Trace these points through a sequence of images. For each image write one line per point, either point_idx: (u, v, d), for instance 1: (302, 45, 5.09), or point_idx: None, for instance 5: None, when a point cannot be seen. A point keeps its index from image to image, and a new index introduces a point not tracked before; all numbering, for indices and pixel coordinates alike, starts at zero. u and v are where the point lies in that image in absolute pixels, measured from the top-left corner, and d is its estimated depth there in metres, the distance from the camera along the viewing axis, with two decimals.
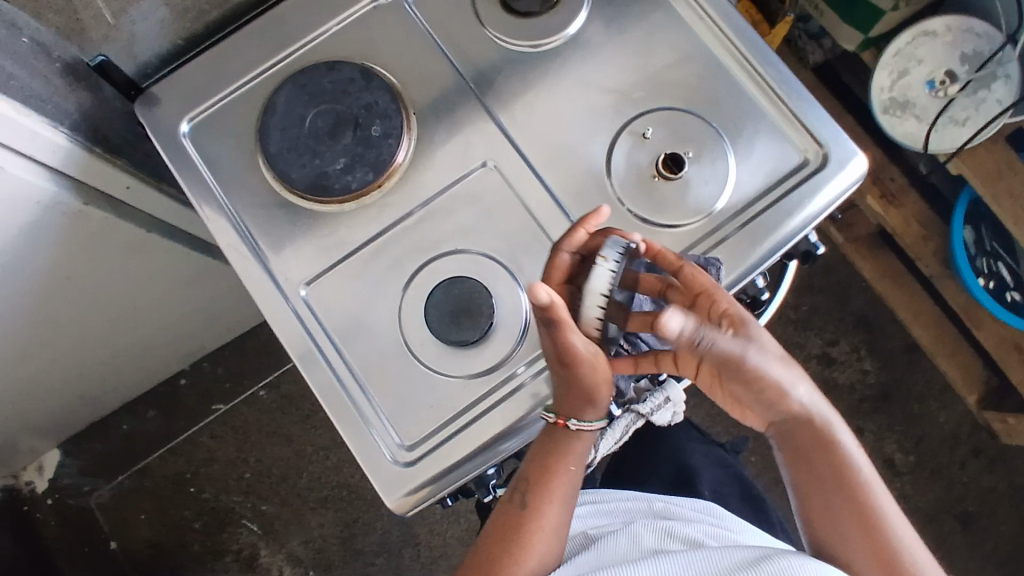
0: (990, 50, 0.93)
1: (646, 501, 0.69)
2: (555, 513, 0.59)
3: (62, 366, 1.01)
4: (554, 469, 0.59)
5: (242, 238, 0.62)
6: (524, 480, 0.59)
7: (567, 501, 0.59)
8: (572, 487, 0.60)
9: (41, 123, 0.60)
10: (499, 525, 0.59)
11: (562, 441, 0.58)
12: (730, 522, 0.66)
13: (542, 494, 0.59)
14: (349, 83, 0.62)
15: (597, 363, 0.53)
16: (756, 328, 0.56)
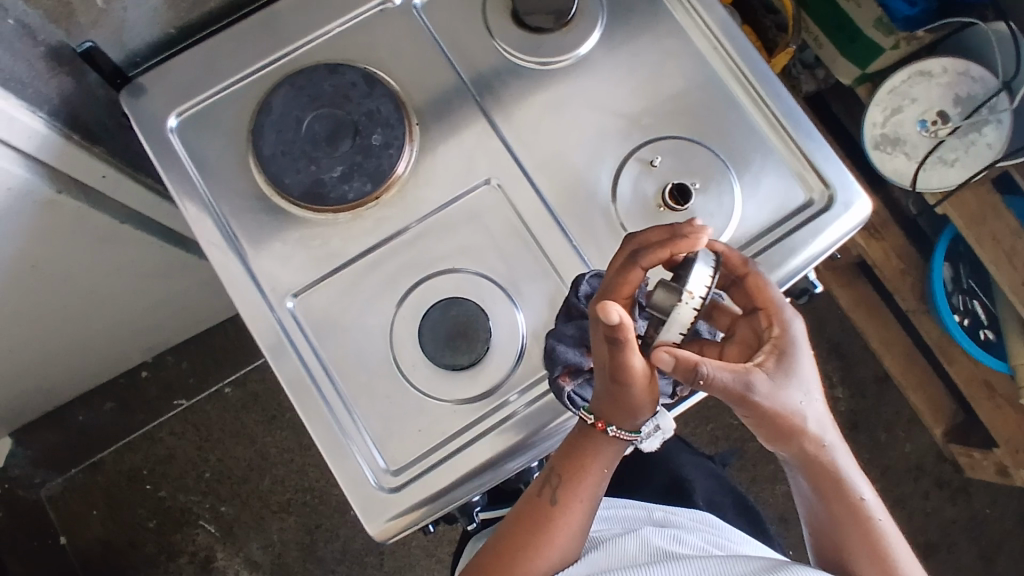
0: (984, 94, 0.94)
1: (646, 509, 0.67)
2: (583, 510, 0.57)
3: (18, 356, 0.96)
4: (588, 468, 0.56)
5: (229, 242, 0.59)
6: (555, 476, 0.57)
7: (593, 503, 0.57)
8: (600, 488, 0.57)
9: (18, 107, 0.57)
10: (522, 516, 0.57)
11: (596, 443, 0.56)
12: (728, 532, 0.66)
13: (571, 492, 0.56)
14: (351, 88, 0.59)
15: (648, 386, 0.51)
16: (803, 370, 0.52)
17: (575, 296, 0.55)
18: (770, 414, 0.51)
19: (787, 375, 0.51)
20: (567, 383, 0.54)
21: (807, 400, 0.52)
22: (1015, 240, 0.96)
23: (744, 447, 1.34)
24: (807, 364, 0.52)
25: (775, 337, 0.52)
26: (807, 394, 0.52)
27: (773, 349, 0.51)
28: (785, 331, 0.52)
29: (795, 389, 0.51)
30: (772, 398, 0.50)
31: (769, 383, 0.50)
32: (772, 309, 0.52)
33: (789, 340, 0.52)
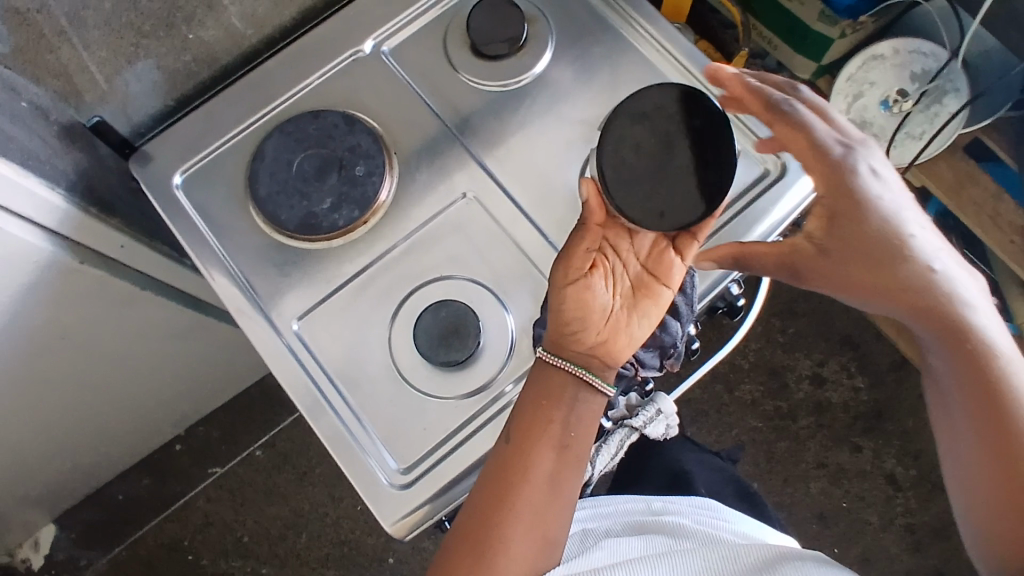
0: (937, 66, 1.01)
1: (644, 501, 0.70)
2: (545, 461, 0.56)
3: (58, 434, 1.02)
4: (542, 409, 0.57)
5: (234, 278, 0.64)
6: (510, 427, 0.57)
7: (556, 446, 0.57)
8: (561, 430, 0.57)
9: (38, 182, 0.64)
10: (489, 477, 0.56)
11: (554, 384, 0.57)
12: (724, 512, 0.69)
13: (526, 437, 0.57)
14: (333, 128, 0.66)
15: (576, 296, 0.57)
16: (844, 213, 0.59)
17: None
18: (837, 267, 0.59)
19: (840, 232, 0.59)
20: None
21: (880, 244, 0.58)
22: (997, 202, 1.00)
23: (770, 448, 1.33)
24: (874, 202, 0.59)
25: (841, 189, 0.59)
26: (879, 233, 0.58)
27: (833, 202, 0.59)
28: (830, 176, 0.60)
29: (860, 234, 0.58)
30: (823, 260, 0.59)
31: (832, 244, 0.59)
32: (814, 153, 0.60)
33: (852, 192, 0.59)
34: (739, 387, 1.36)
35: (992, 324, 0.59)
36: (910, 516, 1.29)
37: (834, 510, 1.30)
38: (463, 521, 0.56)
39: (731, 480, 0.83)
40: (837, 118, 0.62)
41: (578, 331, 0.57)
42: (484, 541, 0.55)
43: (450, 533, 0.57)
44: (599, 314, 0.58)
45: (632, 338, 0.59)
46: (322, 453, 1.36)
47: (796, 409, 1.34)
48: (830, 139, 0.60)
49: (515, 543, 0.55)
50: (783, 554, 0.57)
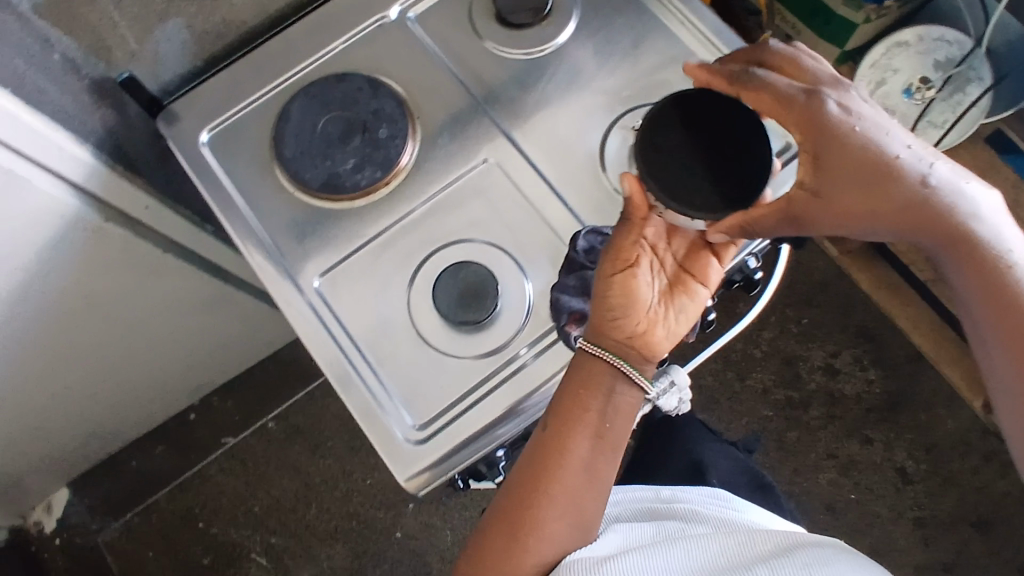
0: (962, 54, 1.01)
1: (654, 488, 0.71)
2: (581, 448, 0.59)
3: (77, 397, 1.03)
4: (581, 397, 0.59)
5: (257, 237, 0.66)
6: (550, 413, 0.60)
7: (593, 435, 0.59)
8: (599, 419, 0.59)
9: (68, 138, 0.65)
10: (527, 458, 0.60)
11: (594, 374, 0.59)
12: (735, 502, 0.69)
13: (564, 423, 0.59)
14: (358, 92, 0.66)
15: (620, 287, 0.58)
16: (835, 156, 0.55)
17: (574, 251, 0.61)
18: (838, 211, 0.56)
19: (831, 172, 0.56)
20: (574, 329, 0.61)
21: (875, 177, 0.55)
22: (1018, 193, 0.99)
23: (781, 438, 1.33)
24: (863, 135, 0.55)
25: (823, 128, 0.55)
26: (874, 166, 0.55)
27: (818, 144, 0.56)
28: (811, 125, 0.55)
29: (853, 173, 0.55)
30: (823, 205, 0.56)
31: (827, 187, 0.56)
32: (786, 105, 0.56)
33: (832, 129, 0.55)
34: (751, 376, 1.35)
35: (995, 223, 0.58)
36: (920, 509, 1.29)
37: (843, 502, 1.30)
38: (501, 499, 0.60)
39: (746, 471, 0.84)
40: (805, 63, 0.59)
41: (619, 320, 0.59)
42: (516, 519, 0.58)
43: (489, 509, 0.61)
44: (641, 308, 0.59)
45: (670, 332, 0.60)
46: (334, 427, 1.37)
47: (807, 400, 1.34)
48: (795, 87, 0.56)
49: (549, 523, 0.58)
50: (799, 541, 0.58)
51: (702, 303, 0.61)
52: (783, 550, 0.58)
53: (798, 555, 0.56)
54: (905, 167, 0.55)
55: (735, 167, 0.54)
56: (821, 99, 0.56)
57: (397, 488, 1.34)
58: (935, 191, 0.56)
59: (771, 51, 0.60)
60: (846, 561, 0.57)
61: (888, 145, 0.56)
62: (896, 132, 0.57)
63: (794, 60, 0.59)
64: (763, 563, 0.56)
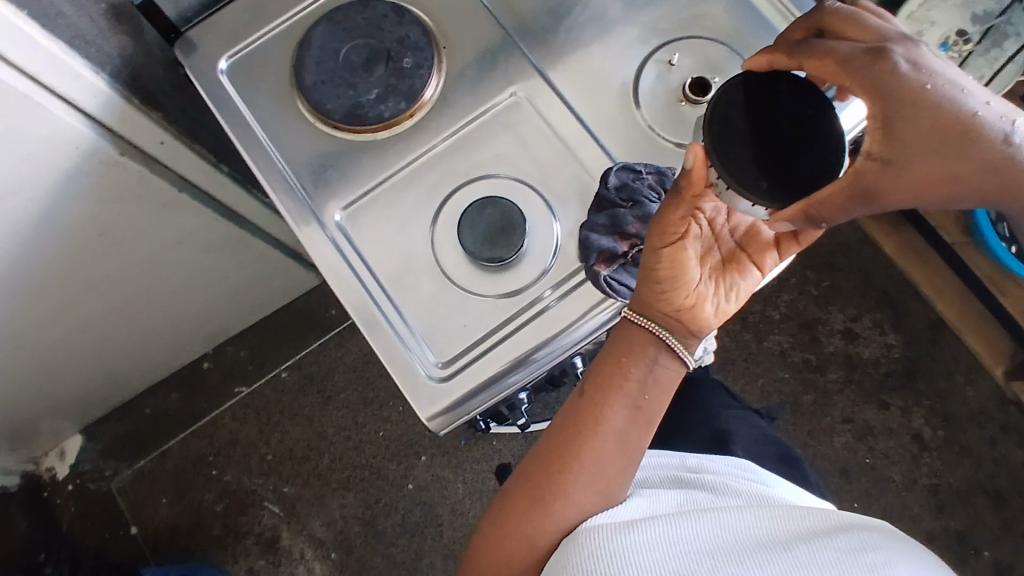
0: (999, 9, 0.97)
1: (678, 456, 0.68)
2: (616, 418, 0.60)
3: (92, 339, 1.03)
4: (619, 367, 0.61)
5: (278, 170, 0.64)
6: (588, 381, 0.62)
7: (629, 407, 0.60)
8: (637, 391, 0.61)
9: (83, 64, 0.63)
10: (562, 424, 0.61)
11: (633, 345, 0.60)
12: (764, 476, 0.67)
13: (601, 391, 0.61)
14: (382, 19, 0.64)
15: (671, 261, 0.56)
16: (906, 121, 0.47)
17: (604, 188, 0.58)
18: (914, 182, 0.48)
19: (902, 138, 0.48)
20: (603, 269, 0.58)
21: (953, 142, 0.47)
22: None
23: (797, 402, 1.32)
24: (936, 94, 0.47)
25: (888, 93, 0.47)
26: (950, 128, 0.47)
27: (885, 110, 0.48)
28: (875, 87, 0.48)
29: (926, 138, 0.47)
30: (895, 176, 0.48)
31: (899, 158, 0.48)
32: (849, 71, 0.48)
33: (899, 91, 0.47)
34: (769, 338, 1.34)
35: None
36: (935, 476, 1.28)
37: (857, 466, 1.29)
38: (531, 462, 0.62)
39: (772, 443, 0.81)
40: (866, 20, 0.51)
41: (667, 294, 0.58)
42: (546, 479, 0.60)
43: (518, 470, 0.62)
44: (690, 283, 0.57)
45: (719, 309, 0.59)
46: (348, 378, 1.37)
47: (825, 363, 1.33)
48: (857, 49, 0.49)
49: (576, 490, 0.59)
50: (844, 523, 0.55)
51: (754, 283, 0.60)
52: (825, 529, 0.55)
53: (841, 538, 0.53)
54: (989, 125, 0.47)
55: (796, 154, 0.50)
56: (886, 60, 0.48)
57: (409, 441, 1.35)
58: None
59: (825, 13, 0.52)
60: (892, 547, 0.53)
61: (966, 102, 0.48)
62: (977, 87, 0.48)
63: (854, 18, 0.51)
64: (801, 541, 0.54)
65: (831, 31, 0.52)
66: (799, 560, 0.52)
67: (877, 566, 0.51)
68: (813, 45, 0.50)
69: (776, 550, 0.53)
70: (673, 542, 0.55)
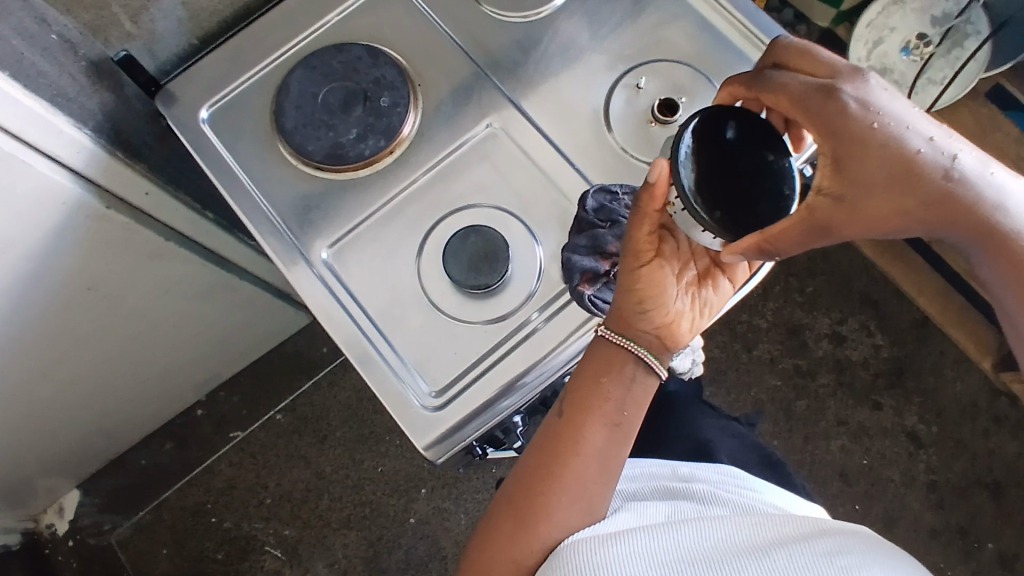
0: (958, 10, 1.00)
1: (670, 464, 0.70)
2: (596, 436, 0.59)
3: (85, 392, 1.02)
4: (597, 385, 0.59)
5: (263, 213, 0.65)
6: (564, 401, 0.60)
7: (609, 424, 0.59)
8: (616, 407, 0.60)
9: (67, 121, 0.64)
10: (540, 444, 0.60)
11: (610, 360, 0.59)
12: (753, 481, 0.68)
13: (578, 410, 0.59)
14: (357, 61, 0.66)
15: (646, 277, 0.57)
16: (852, 158, 0.51)
17: (583, 211, 0.60)
18: (863, 215, 0.52)
19: (850, 174, 0.52)
20: (587, 289, 0.59)
21: (895, 178, 0.51)
22: (1020, 147, 0.98)
23: (790, 408, 1.33)
24: (881, 132, 0.51)
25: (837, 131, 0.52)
26: (893, 164, 0.51)
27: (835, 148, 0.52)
28: (825, 124, 0.52)
29: (872, 174, 0.51)
30: (846, 209, 0.52)
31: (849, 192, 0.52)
32: (800, 107, 0.53)
33: (846, 129, 0.51)
34: (757, 346, 1.35)
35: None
36: (932, 473, 1.29)
37: (855, 469, 1.30)
38: (511, 484, 0.60)
39: (754, 449, 0.83)
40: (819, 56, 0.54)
41: (645, 310, 0.58)
42: (528, 500, 0.58)
43: (499, 494, 0.61)
44: (665, 299, 0.58)
45: (694, 323, 0.60)
46: (343, 416, 1.37)
47: (815, 368, 1.34)
48: (810, 84, 0.53)
49: (559, 510, 0.58)
50: (823, 527, 0.57)
51: (726, 295, 0.61)
52: (802, 533, 0.56)
53: (819, 542, 0.55)
54: (931, 162, 0.51)
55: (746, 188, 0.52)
56: (833, 98, 0.51)
57: (408, 475, 1.34)
58: (960, 186, 0.52)
59: (783, 47, 0.56)
60: (869, 547, 0.55)
61: (908, 139, 0.51)
62: (918, 123, 0.52)
63: (808, 51, 0.55)
64: (780, 546, 0.55)
65: (787, 65, 0.55)
66: (776, 566, 0.53)
67: (852, 567, 0.53)
68: (771, 77, 0.54)
69: (755, 556, 0.55)
70: (655, 552, 0.55)
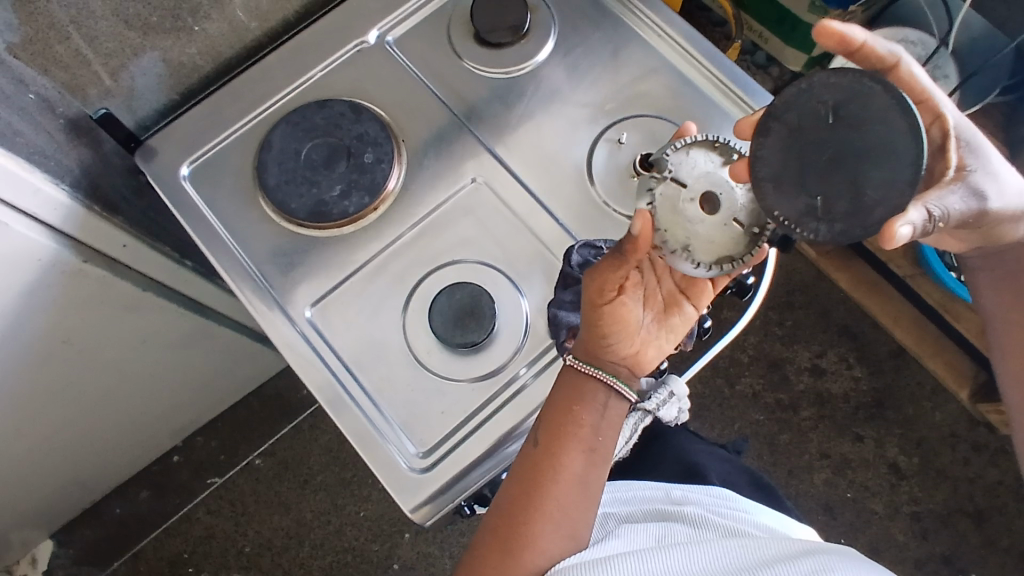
0: (926, 53, 1.05)
1: (663, 488, 0.69)
2: (573, 462, 0.57)
3: (58, 445, 0.99)
4: (572, 412, 0.58)
5: (245, 270, 0.65)
6: (538, 429, 0.58)
7: (586, 449, 0.58)
8: (590, 433, 0.58)
9: (43, 179, 0.63)
10: (517, 475, 0.58)
11: (580, 388, 0.58)
12: (743, 503, 0.67)
13: (554, 437, 0.58)
14: (340, 117, 0.66)
15: (612, 311, 0.56)
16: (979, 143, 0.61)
17: (569, 266, 0.61)
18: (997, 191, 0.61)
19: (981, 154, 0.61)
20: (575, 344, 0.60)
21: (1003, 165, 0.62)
22: None
23: (774, 441, 1.34)
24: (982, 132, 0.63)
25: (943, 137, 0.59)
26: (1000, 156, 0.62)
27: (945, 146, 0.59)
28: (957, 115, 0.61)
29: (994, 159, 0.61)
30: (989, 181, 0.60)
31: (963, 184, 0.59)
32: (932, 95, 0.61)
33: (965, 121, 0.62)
34: (740, 381, 1.36)
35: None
36: (916, 503, 1.30)
37: (840, 501, 1.30)
38: (492, 518, 0.58)
39: (744, 471, 0.81)
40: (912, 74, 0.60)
41: (612, 343, 0.58)
42: (512, 534, 0.56)
43: (478, 528, 0.59)
44: (631, 329, 0.58)
45: (659, 350, 0.60)
46: (324, 460, 1.34)
47: (797, 401, 1.35)
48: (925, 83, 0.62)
49: (543, 540, 0.56)
50: (810, 549, 0.56)
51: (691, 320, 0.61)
52: (789, 557, 0.55)
53: (807, 562, 0.54)
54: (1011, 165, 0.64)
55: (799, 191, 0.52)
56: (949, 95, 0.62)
57: (392, 520, 1.31)
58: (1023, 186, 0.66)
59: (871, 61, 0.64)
60: (857, 569, 0.54)
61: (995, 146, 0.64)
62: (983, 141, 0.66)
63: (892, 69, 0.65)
64: (767, 567, 0.54)
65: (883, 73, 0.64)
66: None
67: None
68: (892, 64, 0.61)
69: None
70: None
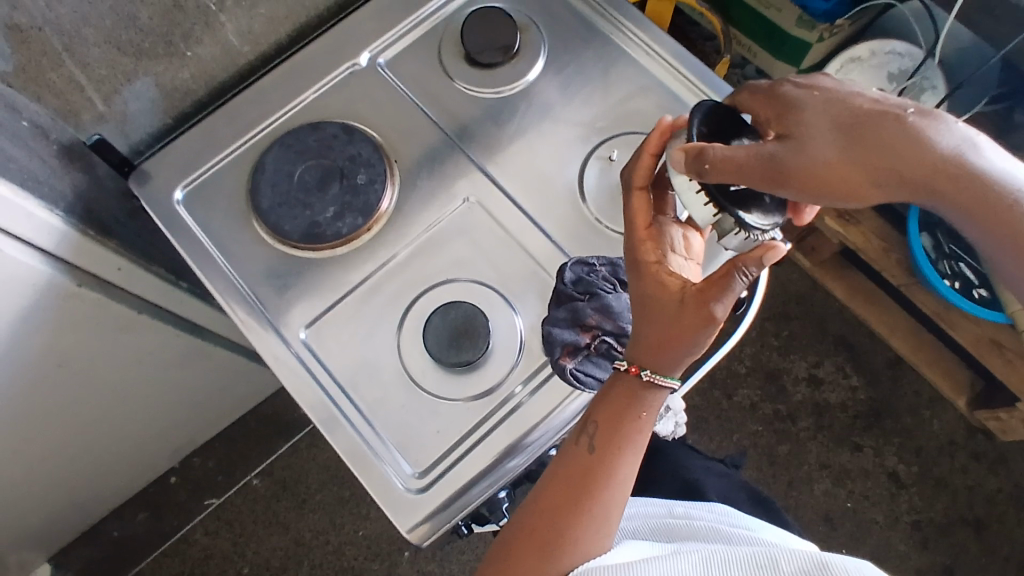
0: (913, 65, 1.06)
1: (665, 505, 0.69)
2: (623, 467, 0.57)
3: (53, 468, 0.99)
4: (633, 419, 0.57)
5: (240, 292, 0.65)
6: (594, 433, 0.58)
7: (638, 454, 0.58)
8: (644, 438, 0.58)
9: (37, 205, 0.63)
10: (566, 478, 0.57)
11: (638, 397, 0.57)
12: (747, 520, 0.67)
13: (611, 443, 0.57)
14: (333, 139, 0.67)
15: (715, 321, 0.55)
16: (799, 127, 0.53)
17: (562, 283, 0.61)
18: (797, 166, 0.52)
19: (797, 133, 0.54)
20: (568, 362, 0.59)
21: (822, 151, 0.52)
22: None
23: (773, 452, 1.33)
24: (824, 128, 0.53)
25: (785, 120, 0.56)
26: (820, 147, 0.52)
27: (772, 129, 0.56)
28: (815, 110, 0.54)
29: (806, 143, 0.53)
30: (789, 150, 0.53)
31: (846, 155, 0.52)
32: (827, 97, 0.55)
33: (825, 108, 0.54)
34: (738, 392, 1.36)
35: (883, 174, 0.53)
36: (916, 512, 1.29)
37: (840, 511, 1.30)
38: (530, 516, 0.58)
39: (742, 487, 0.81)
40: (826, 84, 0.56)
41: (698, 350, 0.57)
42: (557, 533, 0.56)
43: (512, 525, 0.59)
44: None
45: None
46: (321, 479, 1.34)
47: (795, 412, 1.35)
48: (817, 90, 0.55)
49: (588, 541, 0.56)
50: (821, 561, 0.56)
51: None
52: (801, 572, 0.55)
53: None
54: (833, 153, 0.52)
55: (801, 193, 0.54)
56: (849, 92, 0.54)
57: (391, 538, 1.31)
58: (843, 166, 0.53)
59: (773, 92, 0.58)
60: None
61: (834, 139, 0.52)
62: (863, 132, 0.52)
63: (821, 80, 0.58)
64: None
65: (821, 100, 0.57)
66: None
67: None
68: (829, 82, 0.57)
69: None
70: None
